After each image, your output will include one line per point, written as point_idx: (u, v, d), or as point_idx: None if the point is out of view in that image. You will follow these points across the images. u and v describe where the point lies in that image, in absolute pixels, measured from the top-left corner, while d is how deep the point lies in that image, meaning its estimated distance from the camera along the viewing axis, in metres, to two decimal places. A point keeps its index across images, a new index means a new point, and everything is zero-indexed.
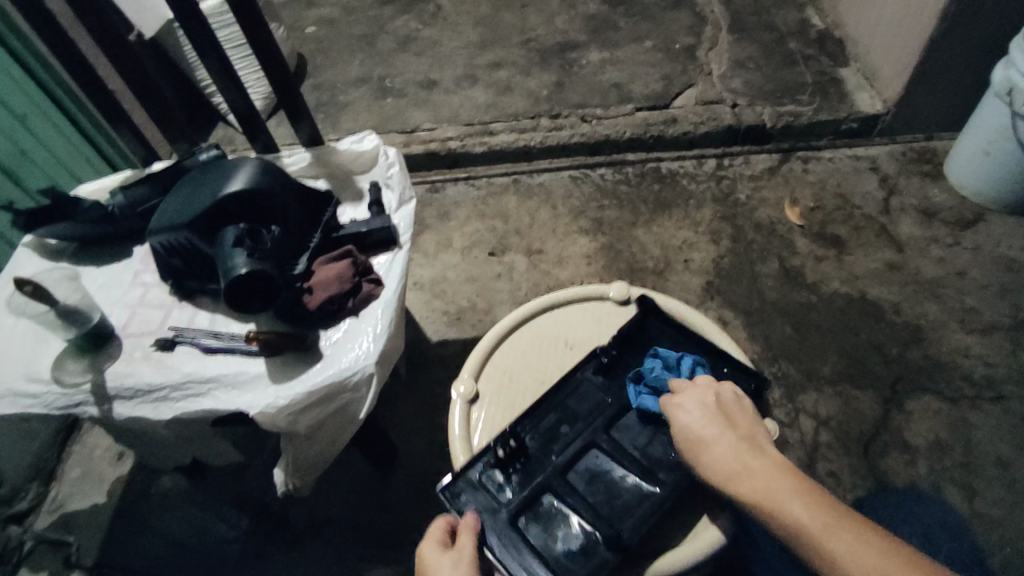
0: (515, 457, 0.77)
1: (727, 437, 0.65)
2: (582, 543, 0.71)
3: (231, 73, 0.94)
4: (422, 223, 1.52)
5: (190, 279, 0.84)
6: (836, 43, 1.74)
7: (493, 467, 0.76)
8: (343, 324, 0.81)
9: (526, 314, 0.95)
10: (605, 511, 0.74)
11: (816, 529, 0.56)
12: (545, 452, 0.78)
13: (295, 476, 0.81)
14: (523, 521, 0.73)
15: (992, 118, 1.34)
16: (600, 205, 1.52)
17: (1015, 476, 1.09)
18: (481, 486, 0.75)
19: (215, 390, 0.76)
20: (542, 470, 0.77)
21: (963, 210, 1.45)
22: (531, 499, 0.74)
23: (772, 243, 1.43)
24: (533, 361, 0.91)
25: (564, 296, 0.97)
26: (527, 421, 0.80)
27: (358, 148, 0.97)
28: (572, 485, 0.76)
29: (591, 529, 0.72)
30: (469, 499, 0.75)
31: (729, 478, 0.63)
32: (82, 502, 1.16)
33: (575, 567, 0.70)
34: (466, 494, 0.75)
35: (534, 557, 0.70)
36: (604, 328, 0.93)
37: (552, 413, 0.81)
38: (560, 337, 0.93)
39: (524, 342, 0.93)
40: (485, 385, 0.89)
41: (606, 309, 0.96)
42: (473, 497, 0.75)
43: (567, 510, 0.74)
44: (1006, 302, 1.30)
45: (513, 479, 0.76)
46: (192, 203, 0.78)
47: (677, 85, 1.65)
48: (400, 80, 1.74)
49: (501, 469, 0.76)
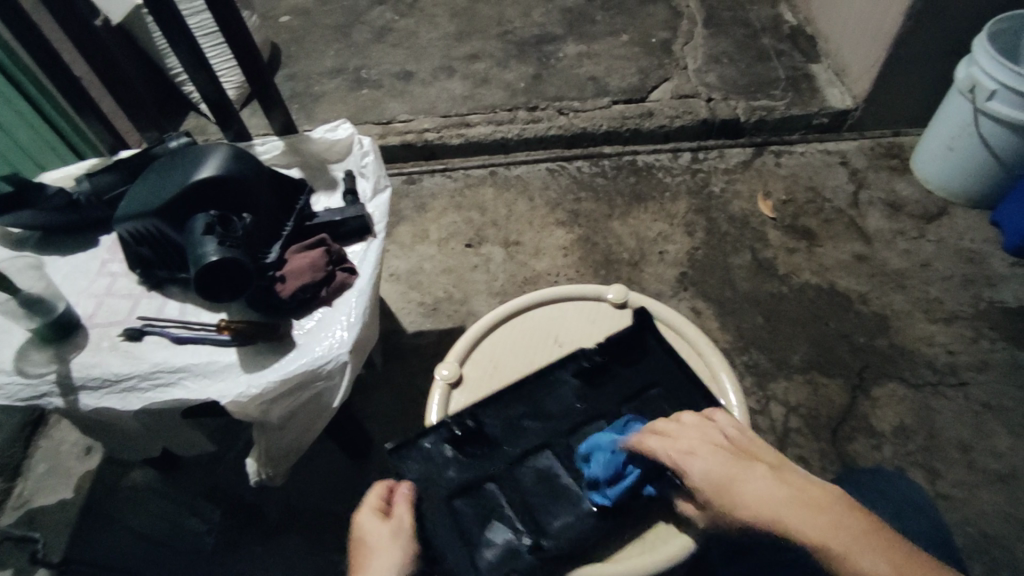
0: (471, 439, 0.78)
1: (744, 466, 0.64)
2: (508, 539, 0.73)
3: (201, 59, 0.92)
4: (399, 215, 1.51)
5: (158, 268, 0.82)
6: (808, 39, 1.77)
7: (447, 443, 0.78)
8: (316, 313, 0.80)
9: (518, 307, 0.95)
10: (540, 513, 0.74)
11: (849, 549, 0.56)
12: (501, 440, 0.79)
13: (267, 466, 0.80)
14: (458, 502, 0.75)
15: (955, 114, 1.38)
16: (577, 198, 1.53)
17: (974, 459, 1.13)
18: (430, 457, 0.77)
19: (186, 380, 0.75)
20: (493, 457, 0.78)
21: (928, 204, 1.49)
22: (473, 483, 0.76)
23: (745, 235, 1.46)
24: (521, 353, 0.91)
25: (565, 292, 0.96)
26: (493, 409, 0.81)
27: (332, 137, 0.96)
28: (517, 479, 0.77)
29: (519, 530, 0.73)
30: (414, 467, 0.77)
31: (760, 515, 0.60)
32: (48, 497, 1.14)
33: (492, 559, 0.72)
34: (412, 461, 0.77)
35: (457, 538, 0.72)
36: (597, 329, 0.93)
37: (522, 405, 0.82)
38: (554, 333, 0.93)
39: (513, 334, 0.93)
40: (470, 369, 0.89)
41: (601, 311, 0.95)
42: (419, 467, 0.77)
43: (504, 502, 0.75)
44: (968, 293, 1.34)
45: (464, 458, 0.78)
46: (161, 190, 0.76)
47: (653, 79, 1.67)
48: (376, 72, 1.73)
49: (454, 447, 0.78)
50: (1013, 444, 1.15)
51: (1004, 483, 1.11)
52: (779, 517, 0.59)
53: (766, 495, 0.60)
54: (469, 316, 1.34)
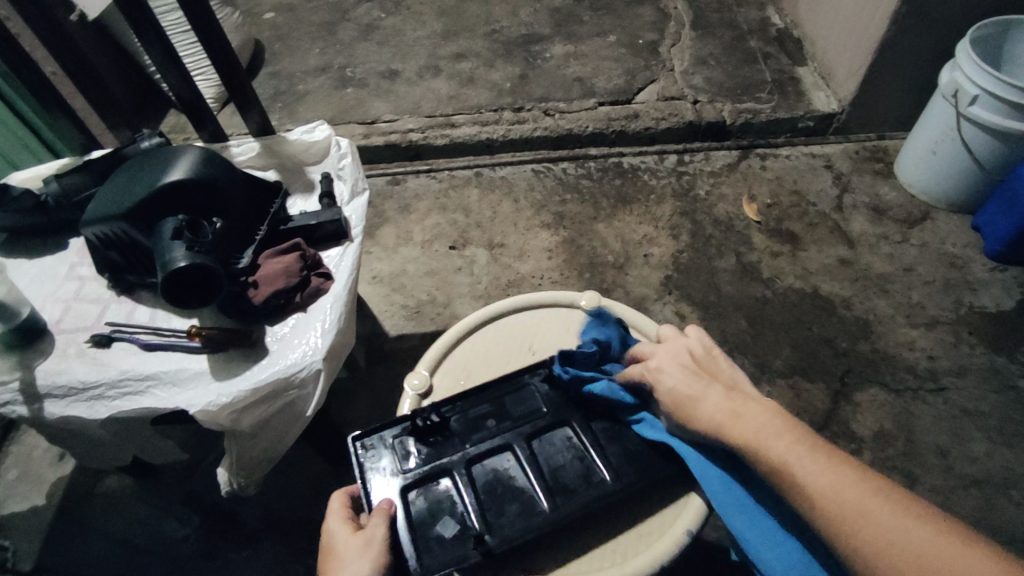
0: (434, 431, 0.77)
1: (707, 381, 0.68)
2: (456, 533, 0.70)
3: (174, 58, 0.90)
4: (382, 216, 1.49)
5: (128, 272, 0.80)
6: (795, 42, 1.77)
7: (409, 435, 0.78)
8: (290, 319, 0.79)
9: (491, 314, 0.94)
10: (491, 512, 0.73)
11: (799, 466, 0.57)
12: (463, 436, 0.78)
13: (238, 474, 0.79)
14: (413, 494, 0.74)
15: (938, 118, 1.38)
16: (562, 199, 1.52)
17: (954, 464, 1.14)
18: (390, 447, 0.77)
19: (154, 388, 0.73)
20: (453, 453, 0.76)
21: (911, 208, 1.49)
22: (430, 475, 0.75)
23: (730, 238, 1.46)
24: (493, 362, 0.90)
25: (543, 300, 0.96)
26: (457, 404, 0.80)
27: (309, 139, 0.94)
28: (474, 477, 0.75)
29: (470, 525, 0.71)
30: (375, 455, 0.76)
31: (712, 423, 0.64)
32: (19, 503, 1.12)
33: (438, 550, 0.69)
34: (373, 450, 0.77)
35: (406, 527, 0.71)
36: (572, 337, 0.92)
37: (485, 404, 0.80)
38: (527, 341, 0.92)
39: (486, 342, 0.92)
40: (441, 378, 0.88)
41: (576, 318, 0.95)
42: (378, 455, 0.76)
43: (458, 498, 0.73)
44: (949, 298, 1.35)
45: (424, 451, 0.76)
46: (129, 193, 0.74)
47: (639, 80, 1.66)
48: (361, 70, 1.71)
49: (416, 438, 0.77)
50: (992, 450, 1.15)
51: (981, 488, 1.11)
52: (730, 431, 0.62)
53: (720, 406, 0.65)
54: (452, 320, 1.32)
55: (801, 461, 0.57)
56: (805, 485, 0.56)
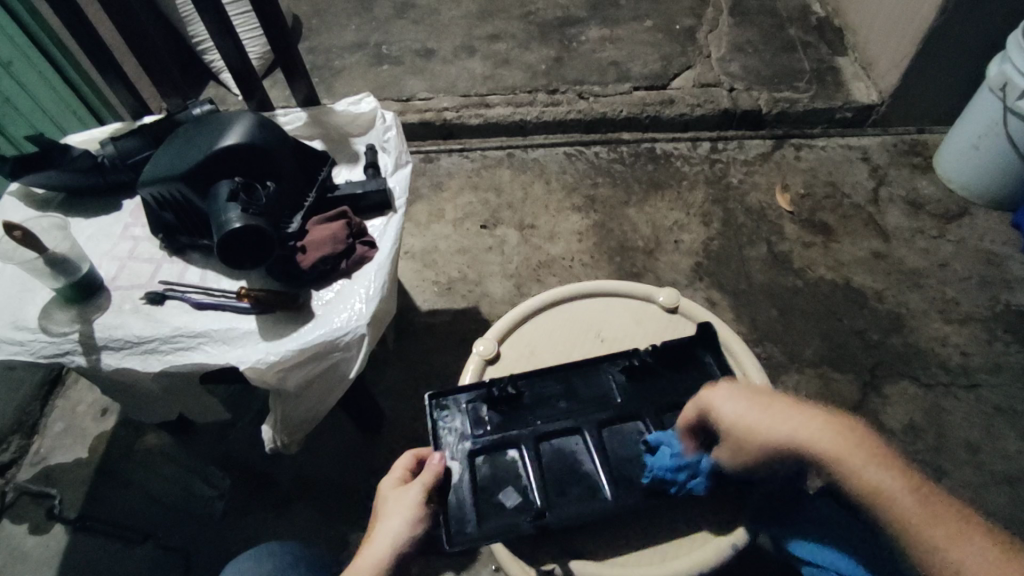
0: (507, 401, 0.81)
1: (775, 407, 0.66)
2: (518, 503, 0.74)
3: (230, 29, 0.92)
4: (415, 193, 1.51)
5: (181, 233, 0.83)
6: (836, 31, 1.74)
7: (482, 402, 0.82)
8: (334, 285, 0.81)
9: (567, 294, 0.96)
10: (553, 490, 0.76)
11: (903, 497, 0.59)
12: (534, 412, 0.81)
13: (283, 432, 0.82)
14: (479, 459, 0.78)
15: (983, 113, 1.36)
16: (593, 183, 1.52)
17: (983, 461, 1.13)
18: (464, 412, 0.81)
19: (205, 345, 0.76)
20: (522, 427, 0.80)
21: (949, 203, 1.47)
22: (498, 445, 0.78)
23: (762, 227, 1.45)
24: (561, 341, 0.92)
25: (610, 287, 0.96)
26: (530, 378, 0.84)
27: (355, 110, 0.95)
28: (540, 453, 0.79)
29: (531, 498, 0.75)
30: (447, 417, 0.81)
31: (797, 440, 0.63)
32: (64, 455, 1.16)
33: (497, 517, 0.74)
34: (446, 412, 0.81)
35: (469, 490, 0.75)
36: (642, 329, 0.93)
37: (558, 382, 0.83)
38: (598, 327, 0.93)
39: (556, 319, 0.94)
40: (506, 349, 0.91)
41: (649, 311, 0.95)
42: (450, 417, 0.80)
43: (522, 471, 0.77)
44: (985, 295, 1.33)
45: (495, 419, 0.80)
46: (186, 155, 0.77)
47: (676, 66, 1.65)
48: (396, 48, 1.72)
49: (488, 407, 0.81)
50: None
51: (1012, 485, 1.11)
52: (821, 447, 0.62)
53: (798, 425, 0.64)
54: (482, 298, 1.34)
55: (904, 493, 0.59)
56: (910, 518, 0.58)
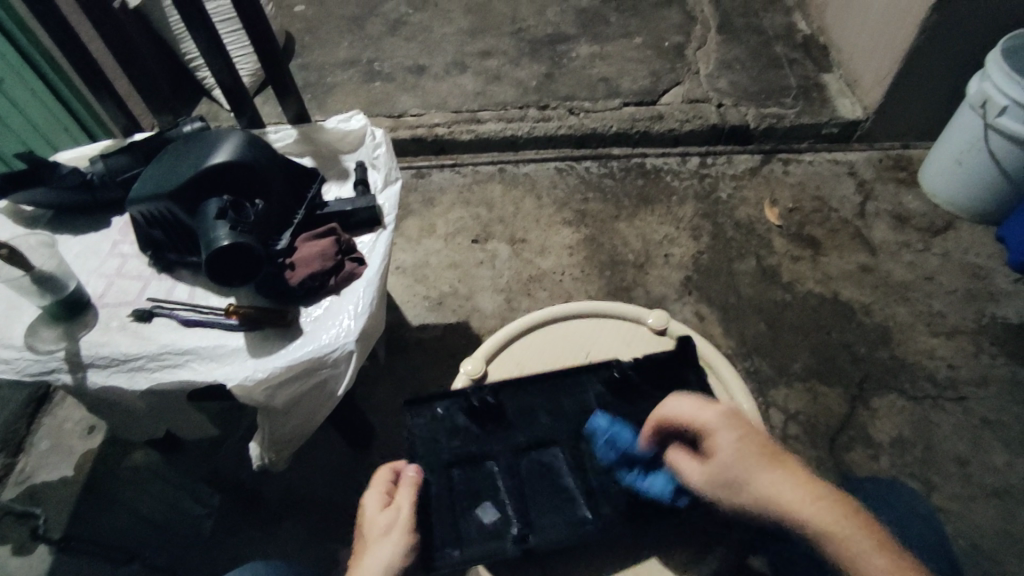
0: (485, 414, 0.83)
1: (765, 459, 0.60)
2: (496, 522, 0.76)
3: (219, 47, 0.92)
4: (407, 209, 1.51)
5: (170, 251, 0.83)
6: (821, 48, 1.77)
7: (461, 412, 0.84)
8: (323, 302, 0.81)
9: (557, 315, 0.97)
10: (529, 505, 0.78)
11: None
12: (514, 426, 0.83)
13: (270, 450, 0.82)
14: (456, 472, 0.80)
15: (966, 129, 1.38)
16: (584, 198, 1.53)
17: (972, 473, 1.14)
18: (440, 421, 0.83)
19: (193, 362, 0.76)
20: (501, 441, 0.82)
21: (934, 217, 1.49)
22: (475, 458, 0.80)
23: (751, 242, 1.46)
24: (550, 360, 0.92)
25: (609, 308, 0.97)
26: (512, 393, 0.85)
27: (345, 128, 0.96)
28: (517, 467, 0.80)
29: (509, 517, 0.76)
30: (425, 427, 0.82)
31: (772, 499, 0.58)
32: (50, 473, 1.15)
33: (475, 536, 0.75)
34: (424, 422, 0.83)
35: (449, 508, 0.76)
36: (632, 352, 0.93)
37: (540, 399, 0.85)
38: (587, 347, 0.94)
39: (545, 339, 0.95)
40: (494, 368, 0.92)
41: (639, 333, 0.95)
42: (428, 426, 0.82)
43: (500, 485, 0.79)
44: (971, 308, 1.34)
45: (473, 429, 0.82)
46: (175, 173, 0.77)
47: (664, 83, 1.67)
48: (388, 65, 1.73)
49: (467, 417, 0.83)
50: (1010, 460, 1.15)
51: (1000, 497, 1.11)
52: (806, 511, 0.57)
53: (793, 486, 0.58)
54: (473, 312, 1.34)
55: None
56: None
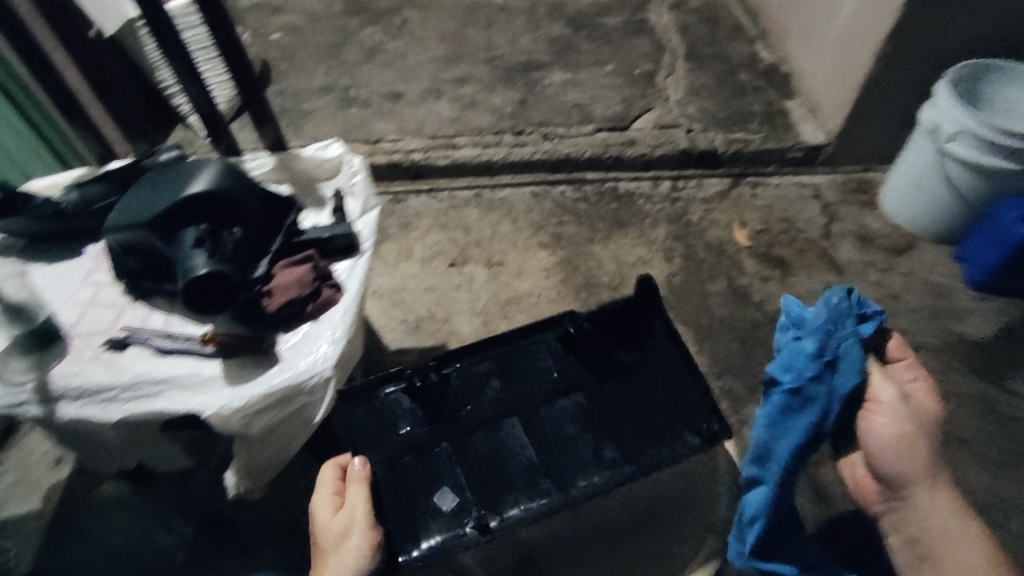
0: (424, 393, 0.99)
1: (927, 425, 0.78)
2: (455, 504, 0.91)
3: (196, 76, 0.94)
4: (384, 233, 1.53)
5: (145, 279, 0.83)
6: (784, 76, 1.85)
7: (403, 393, 0.99)
8: (301, 328, 0.81)
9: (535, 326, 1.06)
10: (484, 480, 0.94)
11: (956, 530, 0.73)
12: (463, 399, 1.00)
13: (246, 478, 0.82)
14: (406, 458, 0.94)
15: (920, 153, 1.45)
16: (560, 221, 1.56)
17: None
18: (388, 405, 0.98)
19: (167, 392, 0.75)
20: (448, 422, 0.97)
21: (896, 237, 1.55)
22: (425, 444, 0.95)
23: (722, 263, 1.50)
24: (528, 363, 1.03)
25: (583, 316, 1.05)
26: (466, 366, 1.02)
27: (323, 155, 0.98)
28: (472, 445, 0.96)
29: (465, 496, 0.92)
30: (376, 408, 0.98)
31: (929, 456, 0.76)
32: (17, 508, 1.10)
33: (441, 516, 0.90)
34: (381, 402, 0.98)
35: (412, 496, 0.92)
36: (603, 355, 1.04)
37: (490, 369, 1.03)
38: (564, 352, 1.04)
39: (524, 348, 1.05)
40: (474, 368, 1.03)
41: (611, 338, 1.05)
42: (382, 407, 0.98)
43: (454, 469, 0.94)
44: (933, 324, 1.40)
45: (416, 413, 0.98)
46: (151, 202, 0.77)
47: (635, 109, 1.73)
48: (365, 91, 1.76)
49: (410, 399, 0.98)
50: (974, 472, 1.19)
51: (967, 508, 1.15)
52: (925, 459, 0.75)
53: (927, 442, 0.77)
54: (451, 335, 1.35)
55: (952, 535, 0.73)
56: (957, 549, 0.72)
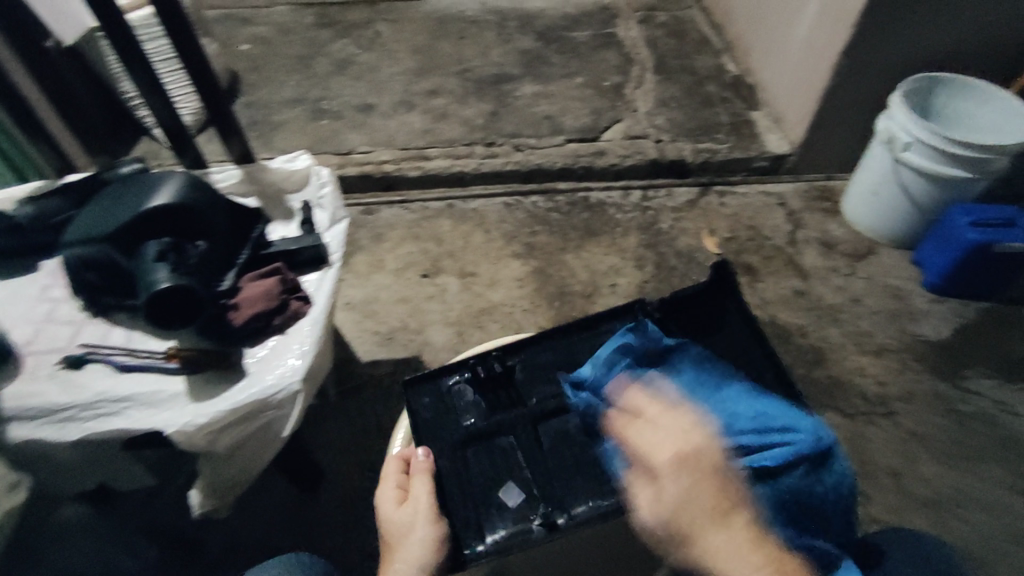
0: (493, 380, 0.85)
1: (690, 489, 0.61)
2: (520, 501, 0.77)
3: (160, 88, 0.92)
4: (356, 245, 1.52)
5: (105, 294, 0.81)
6: (749, 88, 1.89)
7: (467, 383, 0.85)
8: (268, 342, 0.80)
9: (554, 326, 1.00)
10: (556, 474, 0.79)
11: None
12: (523, 390, 0.85)
13: (212, 497, 0.80)
14: (470, 450, 0.81)
15: (878, 162, 1.49)
16: (532, 231, 1.57)
17: (903, 483, 1.20)
18: (444, 394, 0.85)
19: (129, 409, 0.73)
20: (514, 410, 0.83)
21: (858, 243, 1.60)
22: (489, 433, 0.81)
23: (691, 270, 1.53)
24: None
25: None
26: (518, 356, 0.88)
27: (290, 167, 0.97)
28: (538, 437, 0.81)
29: (534, 497, 0.77)
30: (428, 400, 0.84)
31: (690, 532, 0.59)
32: None
33: (506, 516, 0.76)
34: (427, 396, 0.84)
35: (467, 491, 0.78)
36: None
37: (549, 356, 0.88)
38: None
39: None
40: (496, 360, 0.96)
41: None
42: (432, 398, 0.84)
43: (518, 461, 0.80)
44: (894, 327, 1.44)
45: (479, 401, 0.84)
46: (111, 216, 0.76)
47: (605, 120, 1.75)
48: (335, 103, 1.75)
49: (474, 389, 0.84)
50: (937, 470, 1.22)
51: (930, 506, 1.18)
52: (687, 523, 0.59)
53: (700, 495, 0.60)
54: (424, 346, 1.35)
55: None
56: None
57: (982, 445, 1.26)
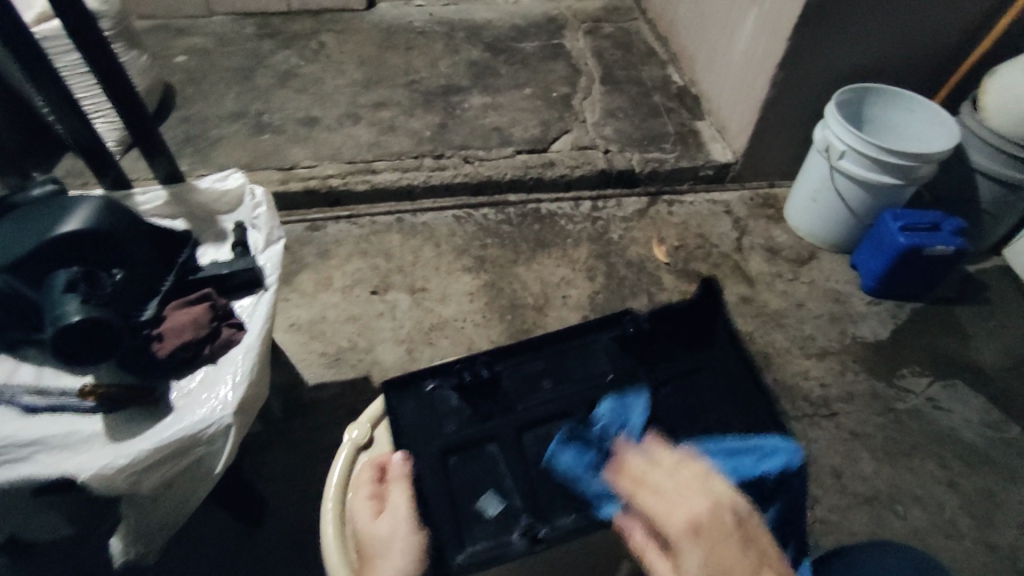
0: (480, 390, 0.81)
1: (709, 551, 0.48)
2: (502, 512, 0.73)
3: (75, 104, 0.86)
4: (301, 262, 1.47)
5: (11, 329, 0.74)
6: (694, 98, 1.93)
7: (454, 390, 0.81)
8: (198, 372, 0.76)
9: None
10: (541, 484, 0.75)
11: None
12: (514, 398, 0.81)
13: (137, 542, 0.76)
14: (452, 459, 0.77)
15: (816, 169, 1.54)
16: (482, 244, 1.55)
17: (847, 483, 1.23)
18: (430, 400, 0.80)
19: (39, 454, 0.68)
20: (503, 418, 0.80)
21: (800, 248, 1.64)
22: (473, 443, 0.78)
23: (642, 279, 1.54)
24: None
25: None
26: (509, 362, 0.85)
27: (221, 187, 0.92)
28: (524, 445, 0.78)
29: (519, 507, 0.74)
30: (411, 406, 0.80)
31: None
32: None
33: (483, 528, 0.72)
34: (410, 401, 0.80)
35: (446, 505, 0.73)
36: None
37: (540, 364, 0.85)
38: None
39: None
40: None
41: None
42: (416, 406, 0.80)
43: (500, 468, 0.77)
44: (835, 329, 1.48)
45: (466, 411, 0.80)
46: (13, 245, 0.69)
47: (554, 131, 1.76)
48: (278, 117, 1.70)
49: (460, 396, 0.81)
50: (878, 467, 1.26)
51: (873, 504, 1.21)
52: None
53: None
54: (373, 366, 1.31)
55: None
56: None
57: (919, 441, 1.30)
